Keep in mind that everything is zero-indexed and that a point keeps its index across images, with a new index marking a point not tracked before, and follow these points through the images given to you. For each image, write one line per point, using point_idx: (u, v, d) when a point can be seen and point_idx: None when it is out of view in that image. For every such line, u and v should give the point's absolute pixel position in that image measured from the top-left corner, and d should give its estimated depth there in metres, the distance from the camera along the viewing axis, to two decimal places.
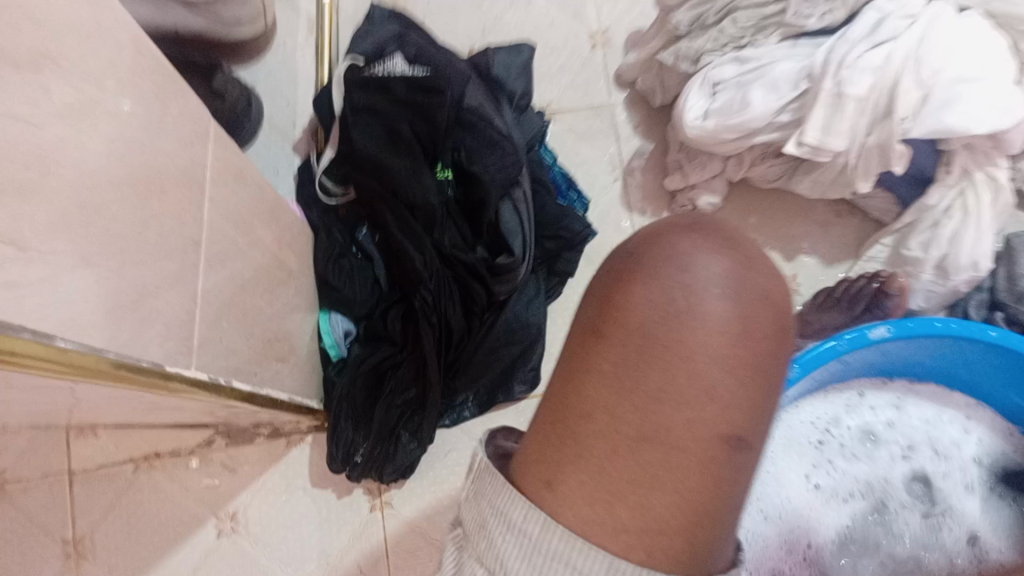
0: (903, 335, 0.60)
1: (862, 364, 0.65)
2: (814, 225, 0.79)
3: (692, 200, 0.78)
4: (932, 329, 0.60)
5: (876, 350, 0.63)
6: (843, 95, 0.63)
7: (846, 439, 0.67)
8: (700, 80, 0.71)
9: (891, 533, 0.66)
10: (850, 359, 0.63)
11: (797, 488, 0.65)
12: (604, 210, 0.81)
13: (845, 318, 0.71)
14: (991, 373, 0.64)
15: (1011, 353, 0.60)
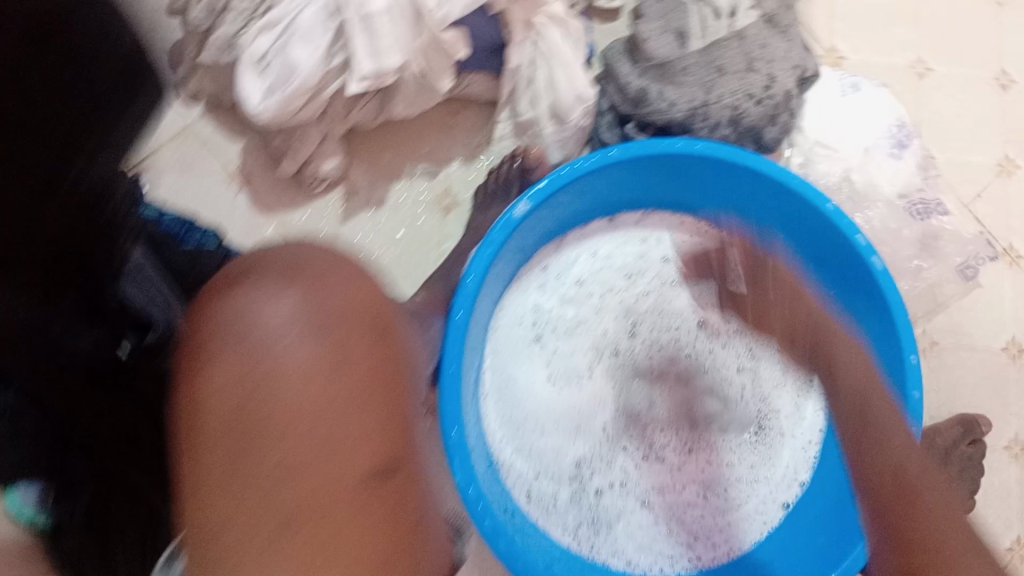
0: (540, 200, 0.75)
1: (532, 232, 0.80)
2: (435, 142, 0.87)
3: (316, 172, 0.82)
4: (562, 179, 0.75)
5: (534, 217, 0.78)
6: (369, 15, 0.69)
7: (553, 321, 0.84)
8: (244, 64, 0.73)
9: (675, 367, 0.85)
10: (517, 236, 0.78)
11: (525, 420, 0.82)
12: (248, 224, 0.83)
13: (503, 204, 0.83)
14: (701, 175, 0.79)
15: (630, 159, 0.77)
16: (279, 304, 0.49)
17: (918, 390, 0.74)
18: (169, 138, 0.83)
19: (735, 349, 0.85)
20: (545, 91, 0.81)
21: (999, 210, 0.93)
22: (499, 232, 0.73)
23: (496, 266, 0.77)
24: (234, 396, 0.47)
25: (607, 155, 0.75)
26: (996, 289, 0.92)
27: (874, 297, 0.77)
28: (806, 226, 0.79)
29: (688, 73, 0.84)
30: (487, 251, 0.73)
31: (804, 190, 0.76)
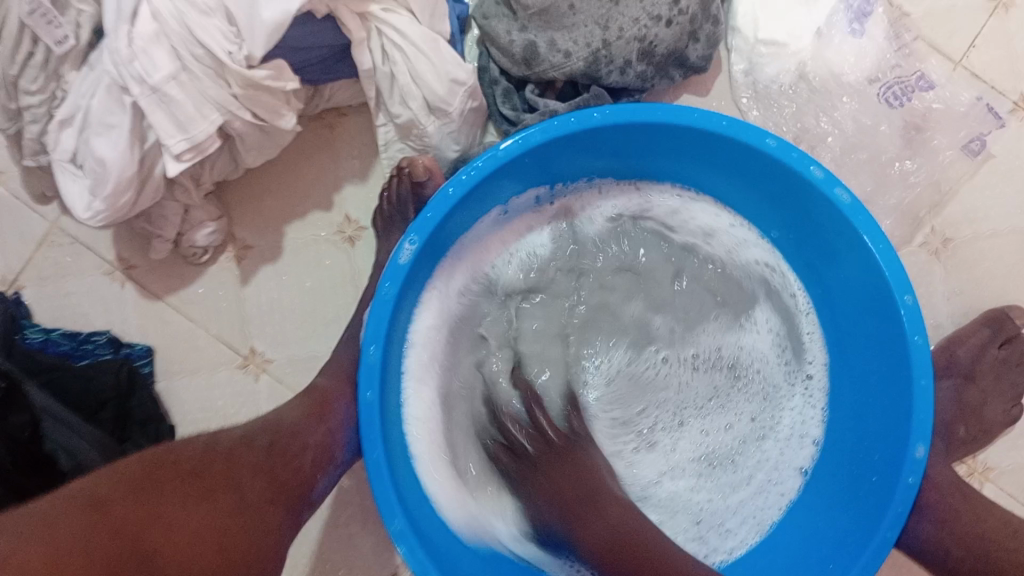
0: (429, 233, 0.62)
1: (438, 259, 0.67)
2: (319, 167, 0.76)
3: (193, 241, 0.73)
4: (450, 199, 0.62)
5: (432, 247, 0.65)
6: (158, 87, 0.58)
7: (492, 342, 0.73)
8: (60, 167, 0.64)
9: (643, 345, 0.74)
10: (417, 277, 0.65)
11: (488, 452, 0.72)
12: (146, 314, 0.76)
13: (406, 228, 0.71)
14: (615, 141, 0.65)
15: (526, 150, 0.63)
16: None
17: (921, 335, 0.60)
18: (37, 246, 0.75)
19: (702, 304, 0.74)
20: (412, 86, 0.69)
21: (1002, 58, 0.76)
22: (389, 286, 0.61)
23: (401, 318, 0.65)
24: None
25: (494, 155, 0.62)
26: (1014, 156, 0.76)
27: (849, 237, 0.63)
28: (750, 171, 0.65)
29: (578, 11, 0.69)
30: (381, 314, 0.61)
31: (738, 132, 0.61)
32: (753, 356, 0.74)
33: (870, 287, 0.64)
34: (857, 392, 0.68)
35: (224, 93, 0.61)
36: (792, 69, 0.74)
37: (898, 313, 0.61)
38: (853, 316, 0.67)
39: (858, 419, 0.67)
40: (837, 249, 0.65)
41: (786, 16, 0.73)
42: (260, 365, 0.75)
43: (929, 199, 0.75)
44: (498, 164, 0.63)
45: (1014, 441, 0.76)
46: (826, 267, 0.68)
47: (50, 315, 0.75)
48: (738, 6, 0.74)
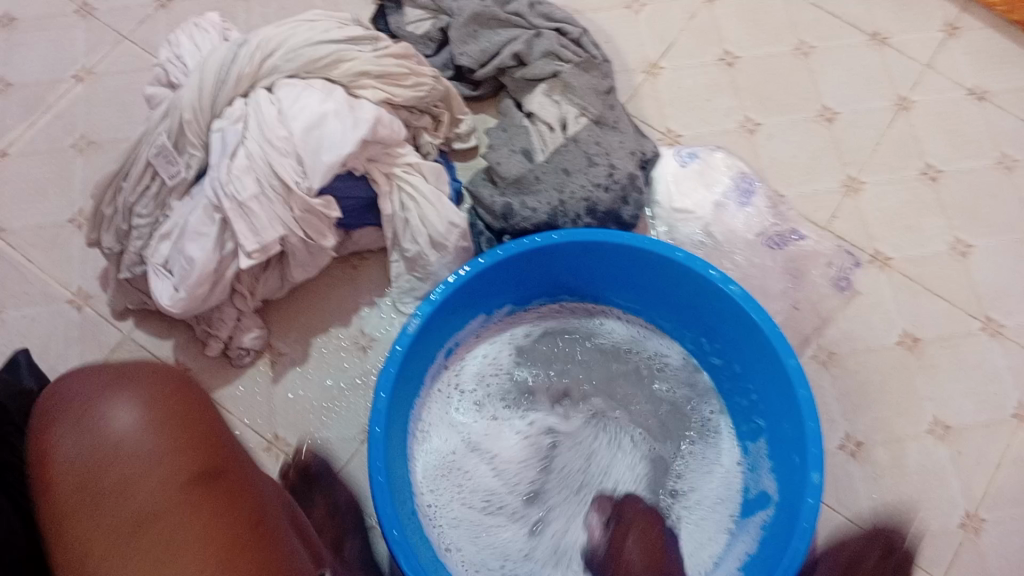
0: (429, 313, 0.82)
1: (434, 345, 0.87)
2: (343, 293, 0.98)
3: (240, 345, 0.92)
4: (446, 290, 0.83)
5: (430, 331, 0.84)
6: (243, 203, 0.82)
7: (456, 422, 0.90)
8: (153, 271, 0.86)
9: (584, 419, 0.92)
10: (418, 352, 0.84)
11: (465, 513, 0.85)
12: None
13: None
14: (566, 259, 0.88)
15: (501, 261, 0.85)
16: (126, 410, 0.51)
17: (805, 387, 0.79)
18: (110, 352, 0.94)
19: (621, 385, 0.94)
20: (420, 227, 0.93)
21: (857, 224, 1.03)
22: (398, 348, 0.80)
23: (405, 383, 0.83)
24: (86, 401, 0.51)
25: (479, 259, 0.84)
26: (876, 292, 0.99)
27: (744, 322, 0.84)
28: (667, 280, 0.88)
29: (542, 180, 0.97)
30: (390, 370, 0.79)
31: (655, 247, 0.84)
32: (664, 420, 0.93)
33: (763, 359, 0.84)
34: (771, 446, 0.85)
35: (287, 213, 0.84)
36: (698, 229, 0.99)
37: (786, 372, 0.80)
38: (761, 389, 0.86)
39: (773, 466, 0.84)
40: (737, 336, 0.86)
41: (693, 193, 1.00)
42: (281, 449, 0.91)
43: (812, 322, 0.98)
44: (482, 267, 0.85)
45: (908, 515, 0.90)
46: (735, 355, 0.88)
47: None
48: (659, 186, 1.01)
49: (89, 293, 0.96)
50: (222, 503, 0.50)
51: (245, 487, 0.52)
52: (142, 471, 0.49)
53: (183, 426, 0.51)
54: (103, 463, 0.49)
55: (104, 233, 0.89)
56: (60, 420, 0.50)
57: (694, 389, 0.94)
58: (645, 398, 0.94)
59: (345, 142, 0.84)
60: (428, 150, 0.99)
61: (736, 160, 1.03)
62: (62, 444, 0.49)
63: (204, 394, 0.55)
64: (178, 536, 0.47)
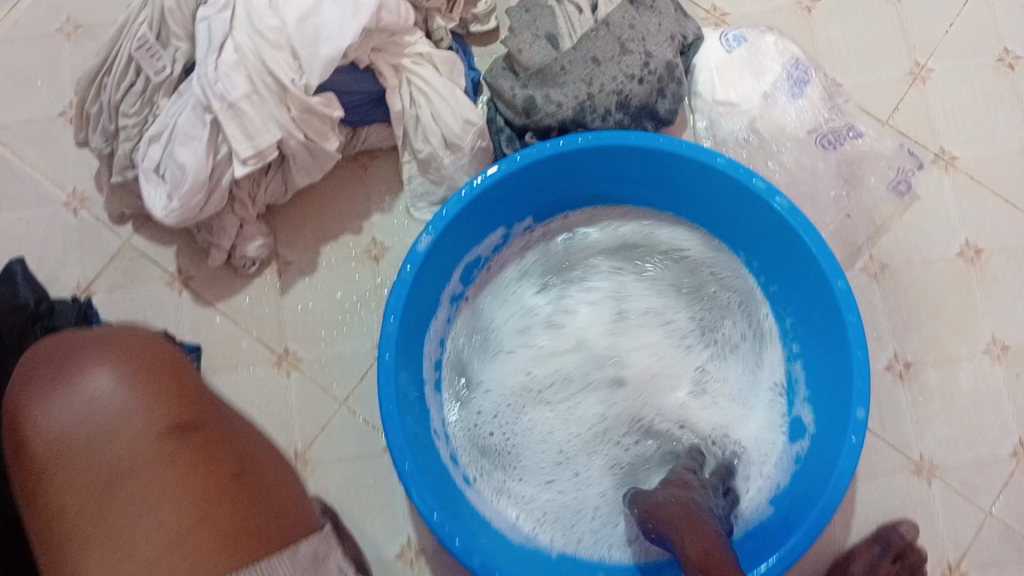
0: (442, 228, 0.75)
1: (449, 261, 0.80)
2: (352, 198, 0.90)
3: (244, 255, 0.86)
4: (461, 202, 0.75)
5: (444, 246, 0.78)
6: (234, 103, 0.74)
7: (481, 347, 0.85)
8: (143, 176, 0.79)
9: (627, 348, 0.84)
10: (432, 270, 0.78)
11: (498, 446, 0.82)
12: (197, 317, 0.88)
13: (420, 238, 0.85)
14: (594, 166, 0.80)
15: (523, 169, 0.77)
16: (100, 373, 0.56)
17: (854, 312, 0.72)
18: (111, 260, 0.89)
19: (664, 292, 0.86)
20: (433, 125, 0.84)
21: (922, 117, 0.92)
22: (408, 268, 0.74)
23: (417, 302, 0.77)
24: (48, 382, 0.55)
25: (498, 167, 0.76)
26: (935, 197, 0.91)
27: (789, 238, 0.76)
28: (705, 189, 0.80)
29: (568, 71, 0.86)
30: (400, 292, 0.73)
31: (693, 153, 0.76)
32: (713, 330, 0.85)
33: (808, 279, 0.76)
34: (813, 370, 0.79)
35: (284, 113, 0.76)
36: (743, 125, 0.90)
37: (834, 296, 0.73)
38: (803, 308, 0.79)
39: (813, 392, 0.79)
40: (781, 253, 0.78)
41: (739, 82, 0.89)
42: (291, 362, 0.87)
43: (866, 230, 0.89)
44: (501, 176, 0.77)
45: (956, 442, 0.85)
46: (779, 272, 0.80)
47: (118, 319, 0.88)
48: (699, 73, 0.91)
49: (85, 195, 0.89)
50: (184, 455, 0.54)
51: (218, 426, 0.57)
52: (112, 448, 0.54)
53: (150, 387, 0.56)
54: (67, 441, 0.54)
55: (92, 133, 0.82)
56: (36, 396, 0.55)
57: (745, 292, 0.85)
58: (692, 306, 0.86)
59: (346, 32, 0.75)
60: (441, 36, 0.88)
61: (788, 43, 0.91)
62: (38, 420, 0.54)
63: (143, 359, 0.57)
64: (149, 492, 0.52)
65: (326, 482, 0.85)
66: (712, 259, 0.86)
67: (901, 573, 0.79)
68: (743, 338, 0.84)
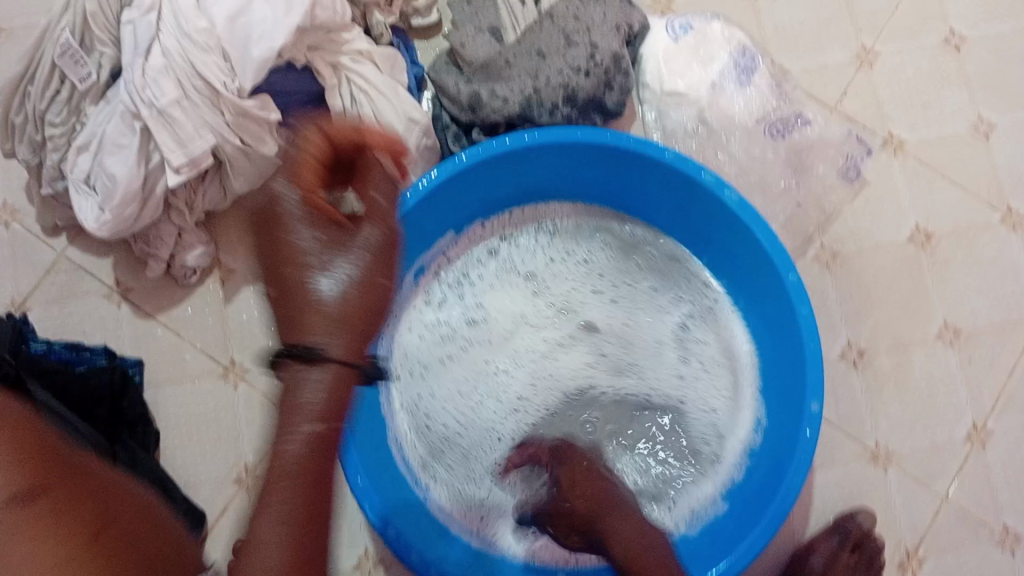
0: None
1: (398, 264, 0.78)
2: None
3: (185, 264, 0.83)
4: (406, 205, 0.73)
5: None
6: (164, 109, 0.71)
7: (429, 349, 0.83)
8: (74, 187, 0.76)
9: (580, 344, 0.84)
10: None
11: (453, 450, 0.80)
12: (139, 330, 0.85)
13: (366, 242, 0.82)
14: (543, 162, 0.78)
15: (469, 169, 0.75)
16: None
17: (806, 304, 0.71)
18: (45, 273, 0.85)
19: (613, 283, 0.86)
20: (376, 126, 0.82)
21: (870, 102, 0.92)
22: None
23: None
24: None
25: (443, 168, 0.74)
26: (885, 182, 0.90)
27: (739, 231, 0.75)
28: (654, 183, 0.78)
29: (513, 65, 0.84)
30: None
31: (642, 148, 0.74)
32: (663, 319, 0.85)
33: (761, 272, 0.76)
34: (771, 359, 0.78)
35: (218, 118, 0.73)
36: (693, 116, 0.89)
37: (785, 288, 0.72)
38: (758, 301, 0.78)
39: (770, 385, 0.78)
40: (731, 245, 0.78)
41: (686, 71, 0.88)
42: (239, 374, 0.85)
43: (815, 219, 0.88)
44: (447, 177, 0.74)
45: (911, 428, 0.85)
46: (732, 265, 0.79)
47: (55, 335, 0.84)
48: (647, 64, 0.89)
49: (16, 207, 0.85)
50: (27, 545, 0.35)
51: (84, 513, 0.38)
52: None
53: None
54: None
55: (19, 145, 0.77)
56: None
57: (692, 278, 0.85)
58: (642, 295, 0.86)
59: (278, 31, 0.72)
60: (380, 32, 0.86)
61: (732, 28, 0.90)
62: None
63: None
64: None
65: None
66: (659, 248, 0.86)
67: (859, 561, 0.80)
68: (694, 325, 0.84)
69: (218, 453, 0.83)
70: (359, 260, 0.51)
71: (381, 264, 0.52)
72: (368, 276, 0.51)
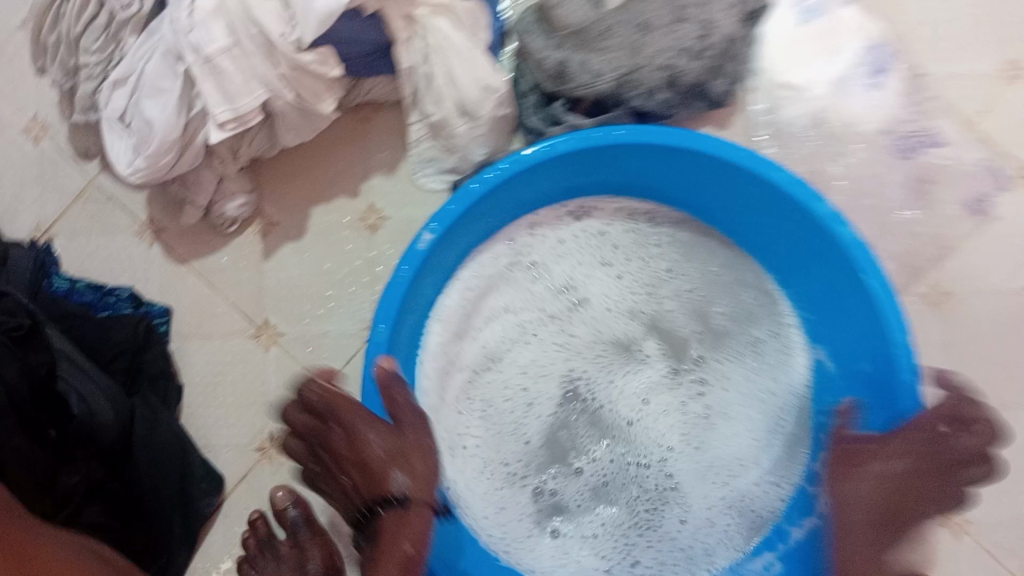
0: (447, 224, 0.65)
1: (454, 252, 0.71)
2: (350, 155, 0.80)
3: (223, 213, 0.77)
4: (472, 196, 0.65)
5: (448, 239, 0.68)
6: (210, 57, 0.63)
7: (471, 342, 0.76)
8: (110, 124, 0.68)
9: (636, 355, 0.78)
10: (428, 269, 0.68)
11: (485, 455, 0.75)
12: (168, 277, 0.79)
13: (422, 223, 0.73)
14: (620, 159, 0.70)
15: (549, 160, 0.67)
16: None
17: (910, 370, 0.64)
18: (74, 200, 0.79)
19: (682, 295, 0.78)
20: (446, 88, 0.73)
21: (1014, 122, 0.79)
22: (404, 269, 0.65)
23: (410, 306, 0.68)
24: None
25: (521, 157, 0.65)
26: (1017, 219, 0.79)
27: (845, 268, 0.66)
28: (755, 199, 0.69)
29: (611, 36, 0.73)
30: (394, 294, 0.64)
31: (751, 162, 0.65)
32: (731, 342, 0.78)
33: (859, 319, 0.68)
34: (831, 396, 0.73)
35: (270, 70, 0.64)
36: (807, 114, 0.77)
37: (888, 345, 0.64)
38: (847, 343, 0.71)
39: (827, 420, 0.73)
40: (830, 281, 0.70)
41: (810, 61, 0.76)
42: (271, 338, 0.78)
43: (931, 252, 0.79)
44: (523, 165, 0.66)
45: (994, 498, 0.78)
46: (827, 301, 0.71)
47: (81, 270, 0.79)
48: (763, 47, 0.77)
49: (51, 124, 0.78)
50: None
51: None
52: None
53: None
54: None
55: (50, 66, 0.70)
56: None
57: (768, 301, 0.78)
58: (711, 312, 0.78)
59: None
60: None
61: (866, 16, 0.78)
62: None
63: None
64: None
65: (298, 473, 0.79)
66: (737, 263, 0.78)
67: None
68: (763, 352, 0.77)
69: (242, 418, 0.78)
70: (406, 429, 0.62)
71: (422, 426, 0.63)
72: (415, 439, 0.62)
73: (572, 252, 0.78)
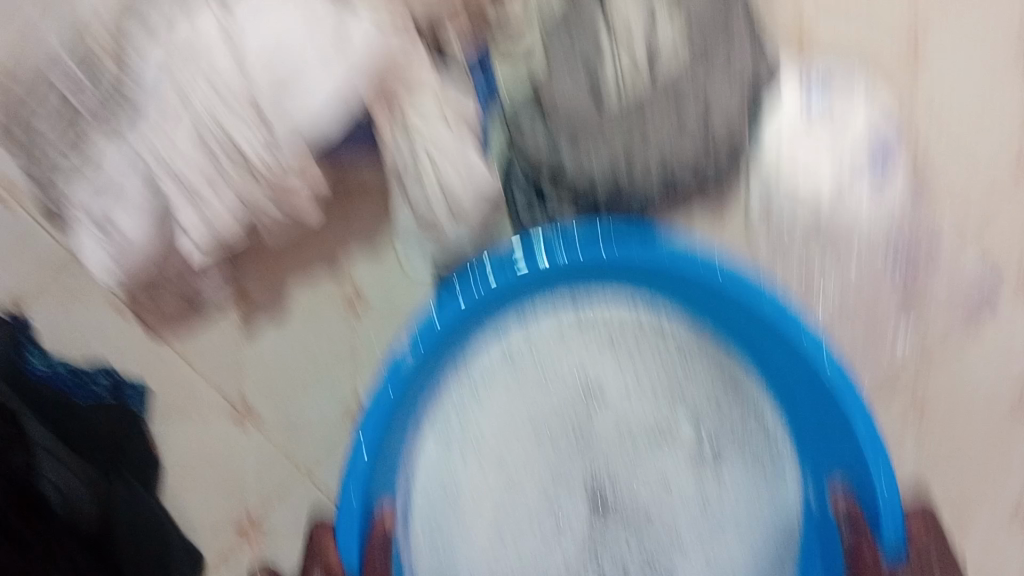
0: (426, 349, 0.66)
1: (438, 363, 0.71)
2: (326, 242, 0.76)
3: (201, 302, 0.74)
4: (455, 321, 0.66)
5: (434, 355, 0.69)
6: (190, 185, 0.60)
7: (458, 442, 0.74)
8: (76, 227, 0.63)
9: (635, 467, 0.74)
10: (416, 384, 0.69)
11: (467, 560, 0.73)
12: (148, 356, 0.78)
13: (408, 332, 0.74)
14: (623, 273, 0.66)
15: None
16: None
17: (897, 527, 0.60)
18: (39, 276, 0.74)
19: (692, 405, 0.74)
20: (434, 199, 0.66)
21: (1008, 234, 0.79)
22: (388, 393, 0.65)
23: (395, 422, 0.68)
24: None
25: None
26: (1004, 332, 0.81)
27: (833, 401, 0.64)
28: (759, 320, 0.66)
29: (606, 131, 0.67)
30: (377, 418, 0.65)
31: None
32: (738, 456, 0.74)
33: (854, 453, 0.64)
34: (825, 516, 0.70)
35: (255, 191, 0.61)
36: (810, 217, 0.73)
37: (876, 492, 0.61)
38: (839, 461, 0.68)
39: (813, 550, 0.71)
40: (825, 410, 0.66)
41: (817, 162, 0.72)
42: (252, 421, 0.79)
43: (915, 366, 0.80)
44: None
45: None
46: (818, 423, 0.68)
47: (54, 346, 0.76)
48: (768, 137, 0.72)
49: None
50: None
51: None
52: None
53: None
54: None
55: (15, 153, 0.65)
56: None
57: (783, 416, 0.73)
58: (721, 423, 0.74)
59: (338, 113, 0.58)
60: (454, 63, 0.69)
61: (877, 109, 0.75)
62: None
63: None
64: None
65: (278, 550, 0.80)
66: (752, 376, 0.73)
67: None
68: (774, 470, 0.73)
69: (221, 497, 0.79)
70: None
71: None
72: None
73: (570, 354, 0.74)
